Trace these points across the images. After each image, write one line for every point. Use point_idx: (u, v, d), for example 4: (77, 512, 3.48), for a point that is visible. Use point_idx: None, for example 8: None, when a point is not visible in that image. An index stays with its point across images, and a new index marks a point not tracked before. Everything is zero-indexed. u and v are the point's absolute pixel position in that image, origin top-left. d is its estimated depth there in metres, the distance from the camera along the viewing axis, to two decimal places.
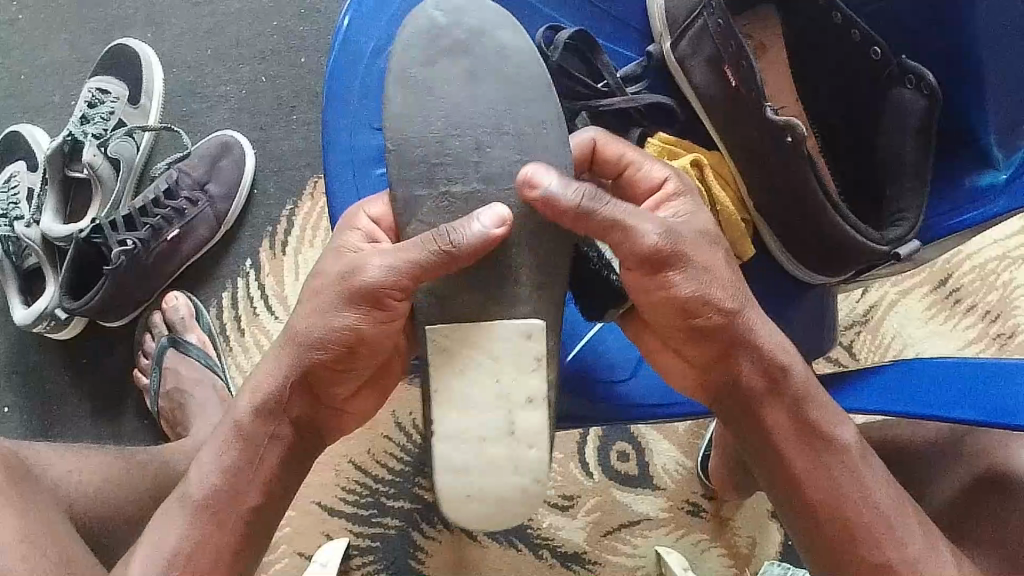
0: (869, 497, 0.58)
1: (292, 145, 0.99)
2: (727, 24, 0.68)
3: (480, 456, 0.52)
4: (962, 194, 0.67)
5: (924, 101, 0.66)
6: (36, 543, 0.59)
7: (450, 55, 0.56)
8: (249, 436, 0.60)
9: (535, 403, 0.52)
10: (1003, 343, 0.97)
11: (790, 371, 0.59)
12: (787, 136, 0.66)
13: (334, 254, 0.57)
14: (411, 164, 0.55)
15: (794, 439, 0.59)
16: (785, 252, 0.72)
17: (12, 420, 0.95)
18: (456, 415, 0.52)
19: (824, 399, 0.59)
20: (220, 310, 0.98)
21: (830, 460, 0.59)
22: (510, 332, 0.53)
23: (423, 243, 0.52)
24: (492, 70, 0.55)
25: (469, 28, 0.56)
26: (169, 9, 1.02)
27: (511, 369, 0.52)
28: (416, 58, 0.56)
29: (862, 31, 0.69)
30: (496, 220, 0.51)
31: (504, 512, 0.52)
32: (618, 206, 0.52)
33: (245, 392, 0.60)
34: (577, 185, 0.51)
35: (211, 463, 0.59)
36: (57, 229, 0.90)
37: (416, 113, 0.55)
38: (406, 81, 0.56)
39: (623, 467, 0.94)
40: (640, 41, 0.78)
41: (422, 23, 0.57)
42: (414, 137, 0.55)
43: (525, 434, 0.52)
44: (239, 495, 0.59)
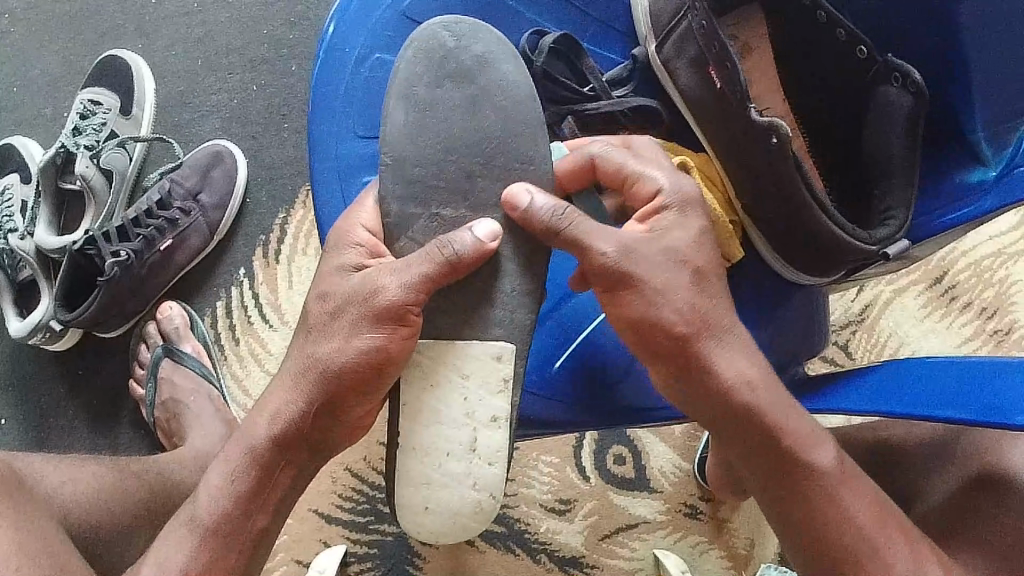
0: (846, 519, 0.56)
1: (284, 153, 1.00)
2: (710, 25, 0.67)
3: (438, 471, 0.55)
4: (953, 190, 0.67)
5: (911, 99, 0.66)
6: (29, 554, 0.59)
7: (452, 79, 0.56)
8: (266, 462, 0.57)
9: (497, 423, 0.55)
10: (1000, 340, 0.96)
11: (755, 393, 0.56)
12: (773, 138, 0.64)
13: (337, 274, 0.57)
14: (408, 180, 0.55)
15: (765, 466, 0.58)
16: (773, 252, 0.72)
17: (10, 432, 0.95)
18: (424, 427, 0.55)
19: (795, 424, 0.57)
20: (214, 319, 0.98)
21: (803, 486, 0.57)
22: (481, 354, 0.55)
23: (427, 256, 0.53)
24: (490, 101, 0.56)
25: (475, 55, 0.57)
26: (159, 20, 1.02)
27: (478, 389, 0.55)
28: (422, 76, 0.56)
29: (847, 31, 0.69)
30: (488, 234, 0.54)
31: (457, 526, 0.56)
32: (587, 223, 0.54)
33: (261, 416, 0.57)
34: (550, 203, 0.53)
35: (220, 486, 0.57)
36: (51, 241, 0.91)
37: (413, 134, 0.56)
38: (410, 98, 0.56)
39: (620, 471, 0.94)
40: (626, 44, 0.78)
41: (431, 43, 0.57)
42: (410, 156, 0.55)
43: (484, 452, 0.55)
44: (250, 518, 0.58)
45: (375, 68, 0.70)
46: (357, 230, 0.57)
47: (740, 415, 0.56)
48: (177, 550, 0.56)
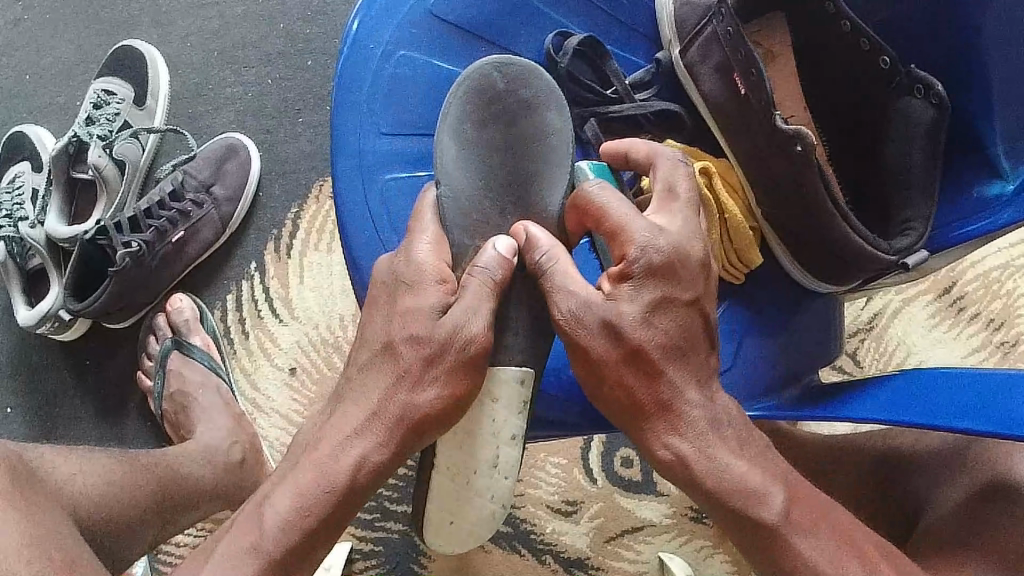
0: (803, 567, 0.53)
1: (297, 147, 0.99)
2: (737, 34, 0.67)
3: (462, 486, 0.56)
4: (970, 204, 0.67)
5: (933, 110, 0.67)
6: (42, 544, 0.59)
7: (499, 120, 0.60)
8: (344, 501, 0.53)
9: (515, 441, 0.56)
10: (1006, 351, 0.97)
11: (686, 446, 0.53)
12: (797, 145, 0.64)
13: (415, 311, 0.53)
14: (459, 208, 0.58)
15: (718, 516, 0.54)
16: (791, 259, 0.73)
17: (15, 421, 0.95)
18: (451, 443, 0.56)
19: (736, 473, 0.53)
20: (224, 313, 0.98)
21: (754, 532, 0.53)
22: (509, 378, 0.56)
23: (483, 287, 0.53)
24: (532, 143, 0.60)
25: (522, 100, 0.60)
26: (176, 11, 1.02)
27: (504, 410, 0.56)
28: (471, 116, 0.60)
29: (871, 41, 0.69)
30: (508, 249, 0.55)
31: (473, 535, 0.58)
32: (562, 267, 0.54)
33: (342, 450, 0.53)
34: (540, 246, 0.54)
35: (286, 517, 0.52)
36: (63, 231, 0.91)
37: (459, 165, 0.59)
38: (462, 135, 0.60)
39: (627, 474, 0.94)
40: (650, 48, 0.78)
41: (482, 85, 0.61)
42: (459, 190, 0.59)
43: (502, 468, 0.56)
44: (308, 556, 0.53)
45: (399, 66, 0.70)
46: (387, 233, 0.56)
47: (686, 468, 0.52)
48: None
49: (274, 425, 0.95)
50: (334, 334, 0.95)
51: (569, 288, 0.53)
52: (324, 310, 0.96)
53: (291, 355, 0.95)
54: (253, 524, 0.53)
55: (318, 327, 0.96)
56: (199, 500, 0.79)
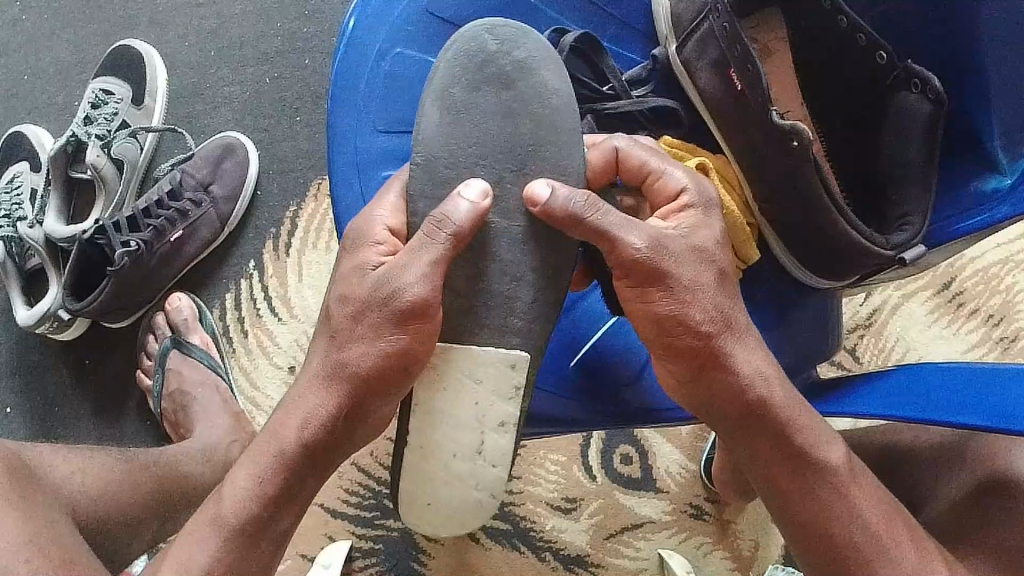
0: (854, 516, 0.55)
1: (295, 146, 0.99)
2: (733, 27, 0.67)
3: (446, 472, 0.55)
4: (968, 198, 0.67)
5: (930, 105, 0.66)
6: (41, 543, 0.59)
7: (492, 83, 0.56)
8: (293, 467, 0.56)
9: (505, 428, 0.55)
10: (1005, 347, 0.97)
11: (770, 399, 0.55)
12: (793, 141, 0.64)
13: (354, 272, 0.55)
14: (440, 180, 0.55)
15: (775, 467, 0.56)
16: (790, 256, 0.72)
17: (14, 421, 0.95)
18: (435, 429, 0.55)
19: (809, 424, 0.56)
20: (223, 311, 0.98)
21: (813, 484, 0.56)
22: (497, 361, 0.55)
23: (431, 235, 0.52)
24: (528, 107, 0.56)
25: (516, 61, 0.56)
26: (173, 10, 1.02)
27: (489, 394, 0.55)
28: (460, 79, 0.56)
29: (867, 36, 0.69)
30: (481, 194, 0.53)
31: (460, 521, 0.57)
32: (612, 216, 0.52)
33: (289, 415, 0.56)
34: (574, 192, 0.52)
35: (247, 488, 0.56)
36: (61, 230, 0.91)
37: (450, 133, 0.56)
38: (449, 100, 0.56)
39: (626, 470, 0.94)
40: (646, 44, 0.79)
41: (472, 46, 0.57)
42: (441, 160, 0.56)
43: (488, 455, 0.55)
44: (273, 522, 0.57)
45: (394, 64, 0.70)
46: (382, 229, 0.56)
47: (755, 412, 0.55)
48: (202, 550, 0.56)
49: None
50: None
51: (631, 231, 0.52)
52: None
53: (290, 354, 0.95)
54: (215, 499, 0.57)
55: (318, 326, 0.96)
56: (198, 498, 0.79)
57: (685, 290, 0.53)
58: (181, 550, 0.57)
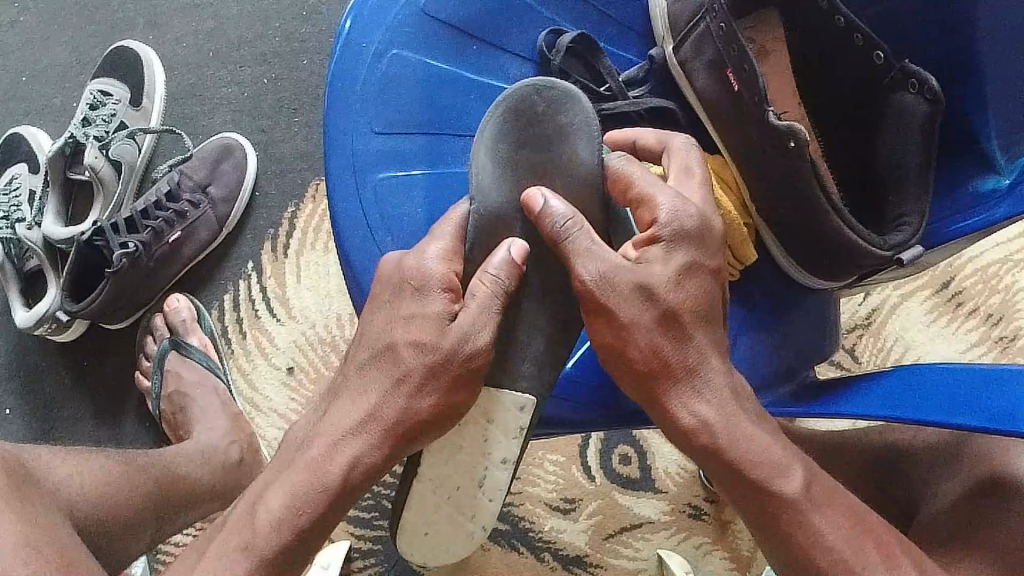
0: (817, 542, 0.52)
1: (293, 147, 0.99)
2: (729, 28, 0.67)
3: (446, 502, 0.57)
4: (965, 197, 0.67)
5: (927, 106, 0.66)
6: (39, 546, 0.59)
7: (533, 144, 0.59)
8: (334, 501, 0.54)
9: (507, 466, 0.57)
10: (1005, 346, 0.97)
11: (716, 423, 0.53)
12: (790, 141, 0.64)
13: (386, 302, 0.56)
14: (490, 227, 0.58)
15: (733, 493, 0.54)
16: (787, 257, 0.73)
17: (14, 423, 0.95)
18: (438, 458, 0.57)
19: (762, 448, 0.53)
20: (221, 313, 0.98)
21: (770, 511, 0.53)
22: (509, 402, 0.57)
23: (494, 295, 0.55)
24: (561, 171, 0.58)
25: (559, 125, 0.59)
26: (170, 11, 1.02)
27: (498, 434, 0.57)
28: (507, 136, 0.59)
29: (865, 35, 0.69)
30: (520, 253, 0.56)
31: (448, 551, 0.59)
32: (584, 238, 0.54)
33: (328, 442, 0.54)
34: (558, 212, 0.55)
35: (281, 515, 0.53)
36: (59, 232, 0.91)
37: (488, 186, 0.59)
38: (493, 153, 0.59)
39: (625, 470, 0.94)
40: (643, 45, 0.78)
41: (521, 105, 0.60)
42: (490, 212, 0.58)
43: (488, 489, 0.57)
44: (299, 556, 0.54)
45: (392, 65, 0.70)
46: None
47: (699, 437, 0.53)
48: None
49: (271, 426, 0.95)
50: (330, 333, 0.96)
51: (584, 259, 0.53)
52: (322, 310, 0.96)
53: (289, 355, 0.95)
54: (243, 525, 0.54)
55: (315, 327, 0.96)
56: (196, 499, 0.79)
57: (620, 327, 0.53)
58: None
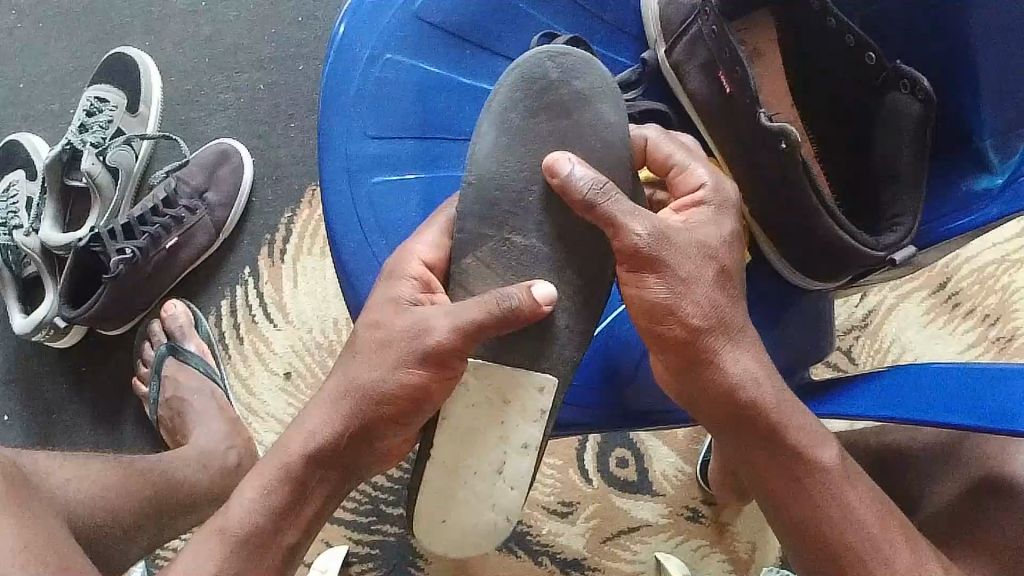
0: (849, 516, 0.54)
1: (290, 152, 1.00)
2: (720, 32, 0.68)
3: (466, 490, 0.57)
4: (961, 197, 0.66)
5: (919, 105, 0.66)
6: (35, 551, 0.59)
7: (548, 111, 0.56)
8: (300, 479, 0.56)
9: (528, 450, 0.57)
10: (1002, 346, 0.97)
11: (762, 400, 0.54)
12: (782, 142, 0.65)
13: (383, 304, 0.57)
14: (485, 202, 0.56)
15: (771, 465, 0.56)
16: (781, 260, 0.73)
17: (13, 428, 0.95)
18: (460, 445, 0.56)
19: (805, 421, 0.55)
20: (219, 318, 0.98)
21: (807, 483, 0.55)
22: (527, 384, 0.56)
23: (482, 307, 0.52)
24: (581, 139, 0.56)
25: (576, 91, 0.56)
26: (167, 18, 1.02)
27: (517, 416, 0.56)
28: (519, 102, 0.56)
29: (856, 37, 0.69)
30: (544, 297, 0.53)
31: (470, 539, 0.59)
32: (624, 203, 0.52)
33: (297, 429, 0.57)
34: (592, 175, 0.53)
35: (252, 498, 0.56)
36: (57, 238, 0.91)
37: (502, 159, 0.56)
38: (503, 123, 0.56)
39: (622, 473, 0.94)
40: (636, 46, 0.78)
41: (533, 72, 0.56)
42: (490, 179, 0.56)
43: (508, 476, 0.57)
44: (277, 536, 0.56)
45: (386, 70, 0.70)
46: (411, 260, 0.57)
47: (746, 413, 0.54)
48: (203, 562, 0.55)
49: (269, 431, 0.95)
50: (328, 338, 0.96)
51: (640, 218, 0.52)
52: (320, 315, 0.96)
53: (286, 360, 0.96)
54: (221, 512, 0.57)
55: (313, 332, 0.96)
56: (195, 504, 0.80)
57: (681, 282, 0.53)
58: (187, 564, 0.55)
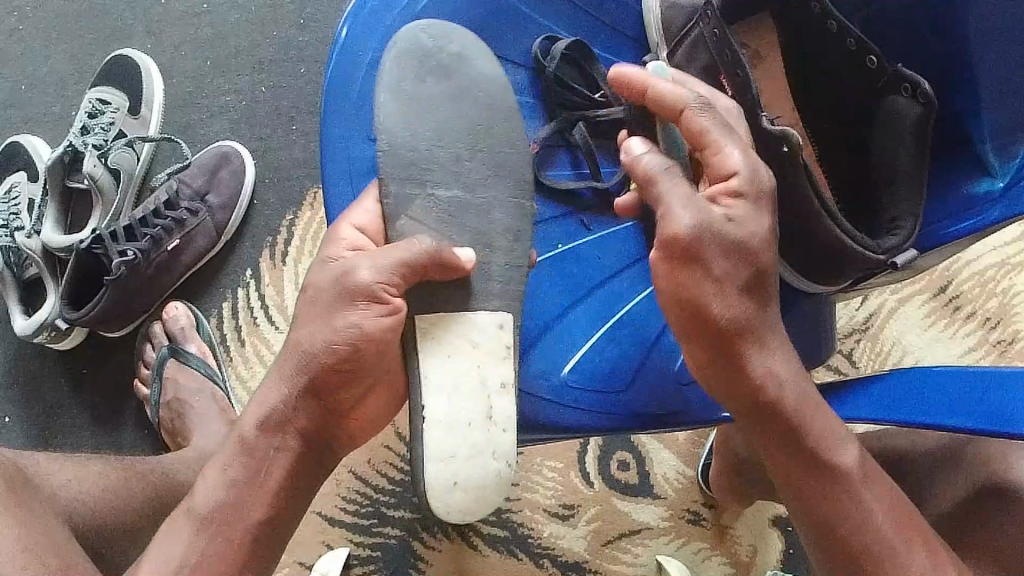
0: (867, 519, 0.54)
1: (291, 155, 1.00)
2: (722, 35, 0.68)
3: (463, 441, 0.58)
4: (959, 202, 0.66)
5: (919, 108, 0.66)
6: (36, 553, 0.59)
7: (435, 75, 0.63)
8: (257, 448, 0.59)
9: (506, 388, 0.60)
10: (1003, 349, 0.97)
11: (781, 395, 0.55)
12: (784, 146, 0.64)
13: (320, 266, 0.60)
14: (404, 164, 0.61)
15: (792, 463, 0.56)
16: (783, 262, 0.72)
17: (13, 430, 0.95)
18: (445, 398, 0.58)
19: (824, 421, 0.55)
20: (220, 320, 0.98)
21: (825, 483, 0.55)
22: (485, 325, 0.60)
23: (414, 247, 0.57)
24: (472, 95, 0.64)
25: (451, 53, 0.64)
26: (168, 20, 1.02)
27: (486, 355, 0.60)
28: (408, 75, 0.63)
29: (857, 40, 0.70)
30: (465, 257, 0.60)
31: (482, 496, 0.58)
32: (678, 189, 0.53)
33: (252, 407, 0.60)
34: (660, 160, 0.54)
35: (214, 481, 0.60)
36: (58, 240, 0.91)
37: (406, 123, 0.62)
38: (398, 93, 0.62)
39: (623, 477, 0.94)
40: (637, 51, 0.79)
41: (411, 45, 0.64)
42: (403, 146, 0.61)
43: (500, 419, 0.59)
44: (241, 513, 0.59)
45: None
46: (346, 228, 0.61)
47: (766, 406, 0.55)
48: (173, 544, 0.58)
49: None
50: None
51: (691, 210, 0.52)
52: None
53: None
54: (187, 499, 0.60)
55: None
56: None
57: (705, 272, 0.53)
58: (162, 547, 0.59)
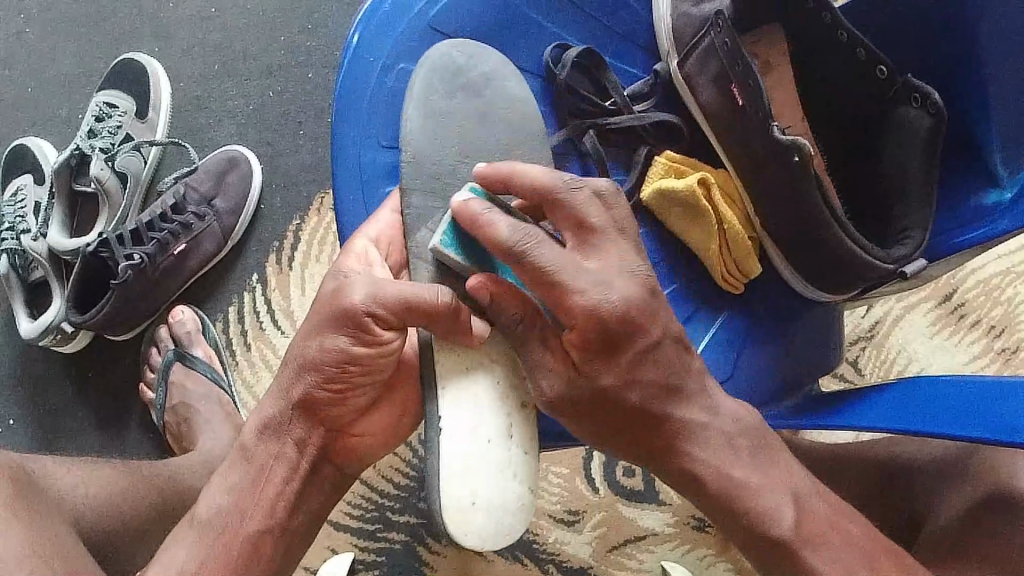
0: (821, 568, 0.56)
1: (299, 160, 1.00)
2: (732, 43, 0.68)
3: (485, 461, 0.57)
4: (968, 212, 0.67)
5: (930, 120, 0.66)
6: (45, 558, 0.59)
7: (463, 92, 0.63)
8: (258, 456, 0.61)
9: (527, 408, 0.61)
10: (1007, 358, 0.97)
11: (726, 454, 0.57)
12: (795, 156, 0.65)
13: (329, 276, 0.60)
14: (428, 175, 0.61)
15: (740, 523, 0.58)
16: (790, 268, 0.73)
17: (18, 432, 0.95)
18: (468, 414, 0.58)
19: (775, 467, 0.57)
20: (225, 323, 0.98)
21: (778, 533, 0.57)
22: (510, 340, 0.60)
23: (425, 293, 0.55)
24: (498, 113, 0.64)
25: (482, 73, 0.64)
26: (177, 23, 1.02)
27: (507, 372, 0.60)
28: (438, 88, 0.63)
29: (867, 50, 0.69)
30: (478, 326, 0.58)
31: (502, 517, 0.58)
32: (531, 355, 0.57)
33: (252, 416, 0.62)
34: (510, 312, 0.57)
35: (220, 489, 0.61)
36: (65, 243, 0.91)
37: (430, 138, 0.62)
38: (429, 107, 0.62)
39: (628, 483, 0.94)
40: (648, 59, 0.79)
41: (441, 61, 0.64)
42: (429, 156, 0.61)
43: (520, 440, 0.59)
44: (248, 519, 0.60)
45: (400, 78, 0.70)
46: (363, 240, 0.63)
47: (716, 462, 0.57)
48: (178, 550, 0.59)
49: None
50: None
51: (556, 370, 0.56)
52: None
53: None
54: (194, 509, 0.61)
55: None
56: None
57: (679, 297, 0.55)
58: (171, 556, 0.59)
